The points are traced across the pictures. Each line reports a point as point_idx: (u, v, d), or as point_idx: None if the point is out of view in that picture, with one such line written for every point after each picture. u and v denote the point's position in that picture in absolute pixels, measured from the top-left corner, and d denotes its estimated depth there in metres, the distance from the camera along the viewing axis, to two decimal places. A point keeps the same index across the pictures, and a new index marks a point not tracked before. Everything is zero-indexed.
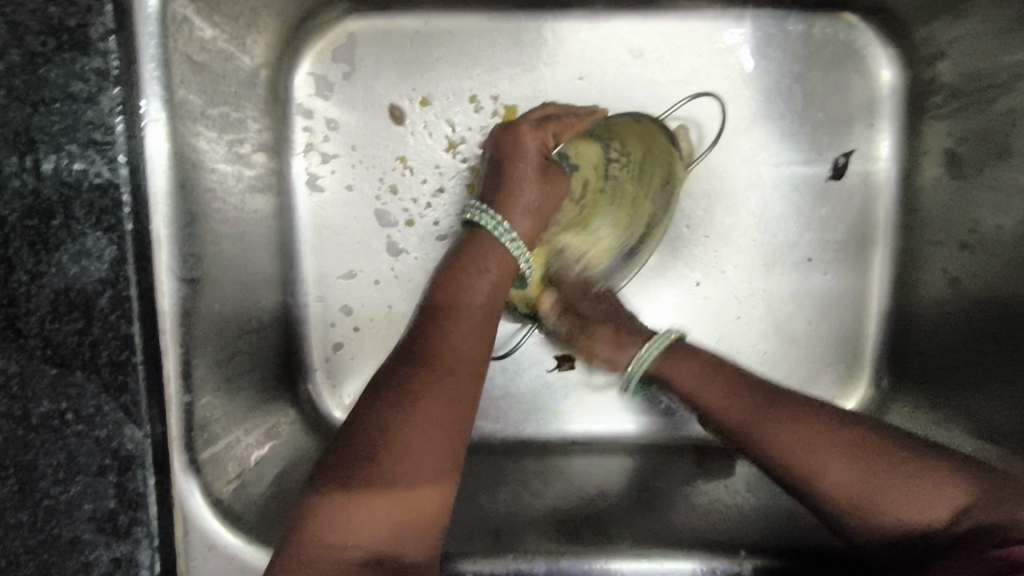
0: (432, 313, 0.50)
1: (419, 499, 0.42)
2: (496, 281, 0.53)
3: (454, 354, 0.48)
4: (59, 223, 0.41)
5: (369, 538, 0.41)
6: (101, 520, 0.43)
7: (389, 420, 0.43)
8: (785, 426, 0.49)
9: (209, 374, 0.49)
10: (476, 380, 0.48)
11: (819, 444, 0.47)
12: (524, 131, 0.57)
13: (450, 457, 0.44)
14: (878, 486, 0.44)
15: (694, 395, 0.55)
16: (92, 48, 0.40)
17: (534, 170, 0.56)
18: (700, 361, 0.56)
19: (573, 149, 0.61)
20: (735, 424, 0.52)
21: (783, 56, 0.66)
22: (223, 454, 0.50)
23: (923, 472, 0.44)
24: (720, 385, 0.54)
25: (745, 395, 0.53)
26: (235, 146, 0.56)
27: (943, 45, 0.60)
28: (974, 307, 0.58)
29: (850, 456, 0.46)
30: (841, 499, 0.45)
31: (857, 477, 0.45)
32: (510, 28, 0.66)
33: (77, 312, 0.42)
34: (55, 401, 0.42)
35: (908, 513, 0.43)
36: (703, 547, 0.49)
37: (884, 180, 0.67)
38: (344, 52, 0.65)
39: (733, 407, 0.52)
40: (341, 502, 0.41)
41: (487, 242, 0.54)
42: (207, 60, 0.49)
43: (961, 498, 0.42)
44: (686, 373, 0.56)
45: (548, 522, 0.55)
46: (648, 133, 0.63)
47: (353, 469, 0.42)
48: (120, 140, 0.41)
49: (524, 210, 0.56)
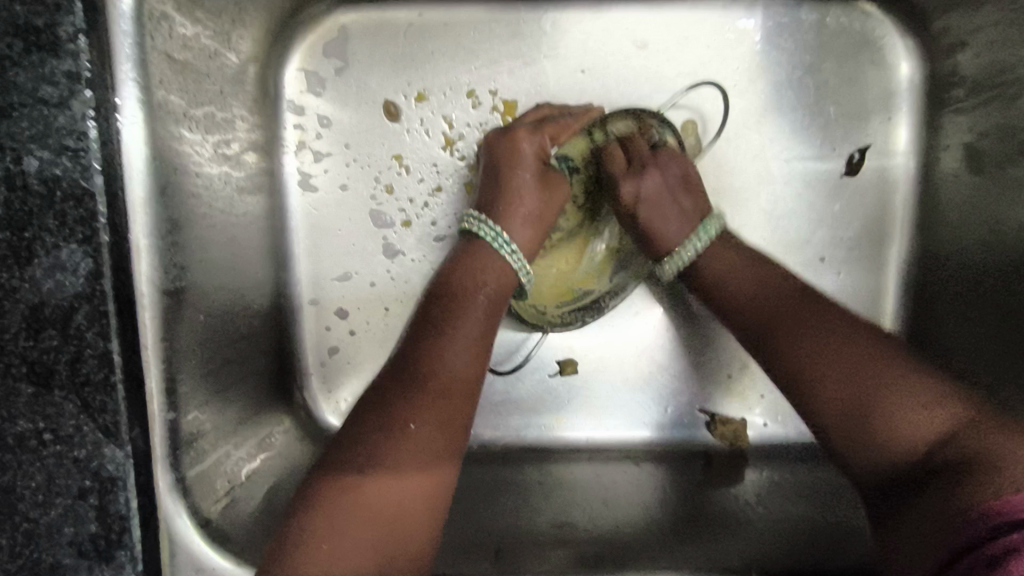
0: (426, 324, 0.50)
1: (404, 523, 0.43)
2: (495, 296, 0.53)
3: (447, 374, 0.48)
4: (31, 235, 0.39)
5: (352, 564, 0.41)
6: (82, 544, 0.41)
7: (378, 442, 0.44)
8: (799, 329, 0.50)
9: (195, 388, 0.47)
10: (467, 401, 0.48)
11: (831, 353, 0.47)
12: (520, 136, 0.58)
13: (438, 481, 0.45)
14: (870, 402, 0.45)
15: (719, 290, 0.56)
16: (61, 49, 0.38)
17: (531, 176, 0.57)
18: (735, 262, 0.56)
19: (568, 149, 0.62)
20: (756, 323, 0.52)
21: (797, 46, 0.63)
22: (212, 470, 0.48)
23: (917, 397, 0.44)
24: (750, 284, 0.54)
25: (772, 296, 0.53)
26: (222, 147, 0.53)
27: (966, 35, 0.57)
28: (994, 310, 0.55)
29: (853, 370, 0.46)
30: (832, 409, 0.46)
31: (854, 390, 0.45)
32: (510, 19, 0.63)
33: (53, 328, 0.39)
34: (32, 422, 0.40)
35: (891, 436, 0.43)
36: (708, 567, 0.47)
37: (900, 176, 0.64)
38: (335, 46, 0.63)
39: (756, 306, 0.53)
40: (324, 527, 0.41)
41: (484, 253, 0.55)
42: (188, 58, 0.47)
43: (953, 430, 0.42)
44: (716, 268, 0.56)
45: (551, 540, 0.53)
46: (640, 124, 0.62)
47: (342, 486, 0.43)
48: (93, 147, 0.38)
49: (524, 218, 0.57)
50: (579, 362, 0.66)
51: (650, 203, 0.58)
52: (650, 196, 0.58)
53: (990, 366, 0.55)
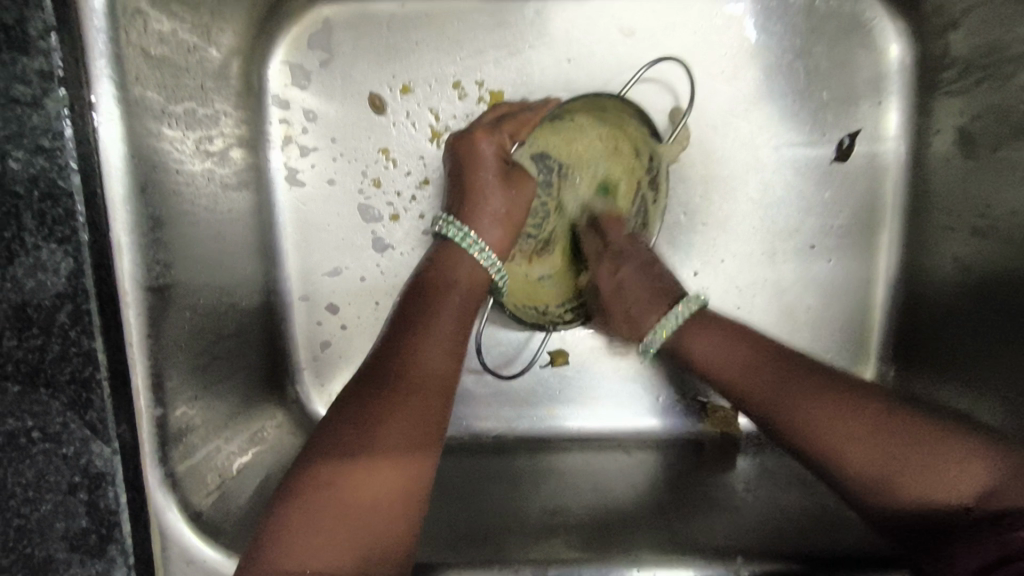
0: (401, 326, 0.52)
1: (381, 519, 0.44)
2: (469, 295, 0.55)
3: (419, 372, 0.49)
4: (10, 235, 0.39)
5: (327, 560, 0.41)
6: (73, 538, 0.42)
7: (352, 438, 0.45)
8: (806, 399, 0.49)
9: (183, 384, 0.47)
10: (443, 398, 0.50)
11: (848, 426, 0.47)
12: (479, 137, 0.58)
13: (412, 477, 0.46)
14: (897, 467, 0.44)
15: (713, 364, 0.54)
16: (32, 47, 0.38)
17: (494, 175, 0.58)
18: (716, 332, 0.55)
19: (540, 144, 0.62)
20: (761, 398, 0.51)
21: (786, 31, 0.62)
22: (202, 464, 0.48)
23: (942, 456, 0.44)
24: (739, 356, 0.53)
25: (768, 368, 0.52)
26: (205, 143, 0.53)
27: (957, 15, 0.56)
28: (986, 296, 0.55)
29: (870, 438, 0.46)
30: (860, 478, 0.46)
31: (884, 461, 0.45)
32: (494, 8, 0.63)
33: (36, 327, 0.40)
34: (20, 419, 0.41)
35: (926, 495, 0.43)
36: (696, 553, 0.47)
37: (890, 162, 0.63)
38: (320, 38, 0.62)
39: (752, 380, 0.52)
40: (299, 522, 0.42)
41: (455, 254, 0.56)
42: (166, 54, 0.47)
43: (985, 483, 0.42)
44: (703, 345, 0.55)
45: (543, 526, 0.53)
46: (599, 108, 0.59)
47: (317, 481, 0.44)
48: (70, 145, 0.39)
49: (492, 217, 0.58)
50: (570, 353, 0.66)
51: (630, 289, 0.59)
52: (629, 280, 0.59)
53: (984, 350, 0.55)
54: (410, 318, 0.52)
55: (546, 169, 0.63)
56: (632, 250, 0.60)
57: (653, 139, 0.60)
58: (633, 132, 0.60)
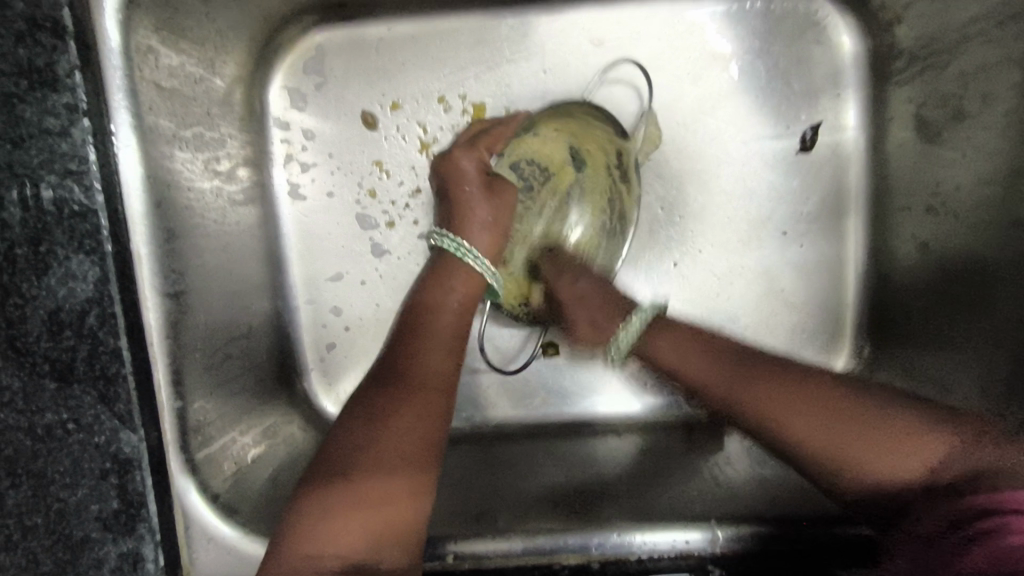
0: (405, 334, 0.56)
1: (390, 508, 0.47)
2: (465, 299, 0.59)
3: (422, 374, 0.54)
4: (45, 249, 0.44)
5: (342, 547, 0.45)
6: (106, 519, 0.46)
7: (362, 435, 0.49)
8: (761, 393, 0.48)
9: (199, 379, 0.52)
10: (446, 396, 0.54)
11: (812, 411, 0.45)
12: (458, 155, 0.63)
13: (418, 467, 0.50)
14: (863, 448, 0.43)
15: (676, 366, 0.53)
16: (61, 84, 0.43)
17: (478, 188, 0.62)
18: (679, 335, 0.54)
19: (516, 153, 0.64)
20: (722, 393, 0.50)
21: (744, 33, 0.67)
22: (218, 454, 0.53)
23: (906, 435, 0.42)
24: (697, 358, 0.52)
25: (726, 366, 0.51)
26: (213, 163, 0.59)
27: (900, 11, 0.60)
28: (945, 271, 0.59)
29: (839, 427, 0.44)
30: (826, 460, 0.44)
31: (847, 443, 0.43)
32: (473, 27, 0.68)
33: (70, 329, 0.45)
34: (57, 413, 0.46)
35: (893, 473, 0.42)
36: (676, 517, 0.52)
37: (852, 150, 0.67)
38: (314, 63, 0.68)
39: (713, 377, 0.51)
40: (315, 514, 0.46)
41: (452, 262, 0.60)
42: (175, 85, 0.52)
43: (949, 452, 0.41)
44: (664, 347, 0.54)
45: (536, 502, 0.57)
46: (565, 113, 0.65)
47: (334, 480, 0.47)
48: (94, 168, 0.44)
49: (480, 226, 0.61)
50: (560, 343, 0.70)
51: (589, 297, 0.59)
52: (587, 288, 0.59)
53: (953, 324, 0.58)
54: (408, 328, 0.57)
55: (525, 176, 0.64)
56: (586, 268, 0.61)
57: (618, 139, 0.66)
58: (601, 134, 0.65)
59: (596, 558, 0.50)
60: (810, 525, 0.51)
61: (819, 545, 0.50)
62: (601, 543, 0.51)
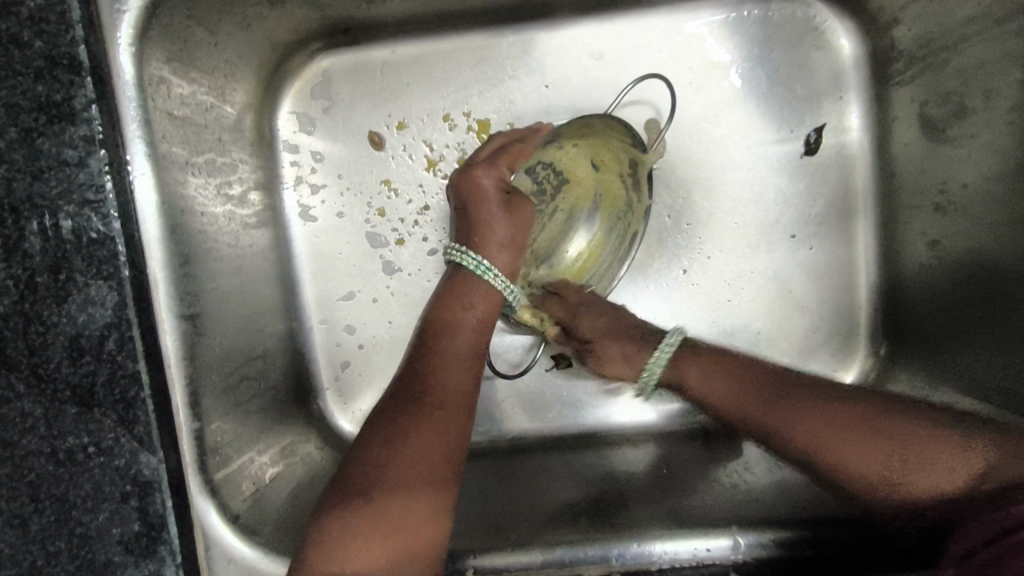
0: (421, 353, 0.57)
1: (413, 527, 0.47)
2: (485, 314, 0.59)
3: (439, 390, 0.54)
4: (64, 277, 0.46)
5: (366, 566, 0.45)
6: (128, 542, 0.47)
7: (381, 454, 0.50)
8: (785, 411, 0.49)
9: (216, 401, 0.53)
10: (463, 412, 0.54)
11: (835, 424, 0.46)
12: (477, 173, 0.61)
13: (438, 482, 0.50)
14: (890, 460, 0.43)
15: (707, 391, 0.55)
16: (77, 118, 0.45)
17: (498, 207, 0.60)
18: (704, 359, 0.56)
19: (532, 157, 0.64)
20: (749, 414, 0.51)
21: (743, 40, 0.67)
22: (237, 473, 0.54)
23: (932, 447, 0.42)
24: (727, 378, 0.54)
25: (755, 386, 0.52)
26: (225, 188, 0.60)
27: (897, 12, 0.60)
28: (954, 268, 0.59)
29: (863, 441, 0.44)
30: (856, 474, 0.45)
31: (872, 455, 0.44)
32: (473, 47, 0.69)
33: (89, 355, 0.46)
34: (78, 437, 0.47)
35: (921, 479, 0.42)
36: (698, 525, 0.52)
37: (858, 152, 0.67)
38: (321, 88, 0.69)
39: (742, 394, 0.53)
40: (336, 534, 0.46)
41: (470, 280, 0.59)
42: (187, 113, 0.54)
43: (978, 464, 0.41)
44: (699, 372, 0.56)
45: (556, 515, 0.56)
46: (585, 125, 0.65)
47: (352, 497, 0.48)
48: (111, 197, 0.45)
49: (499, 245, 0.59)
50: None
51: (612, 336, 0.61)
52: (607, 327, 0.61)
53: (967, 325, 0.58)
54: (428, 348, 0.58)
55: (540, 180, 0.64)
56: (599, 304, 0.62)
57: (634, 149, 0.65)
58: (617, 145, 0.64)
59: (617, 569, 0.50)
60: (840, 529, 0.50)
61: (845, 553, 0.49)
62: (621, 554, 0.50)
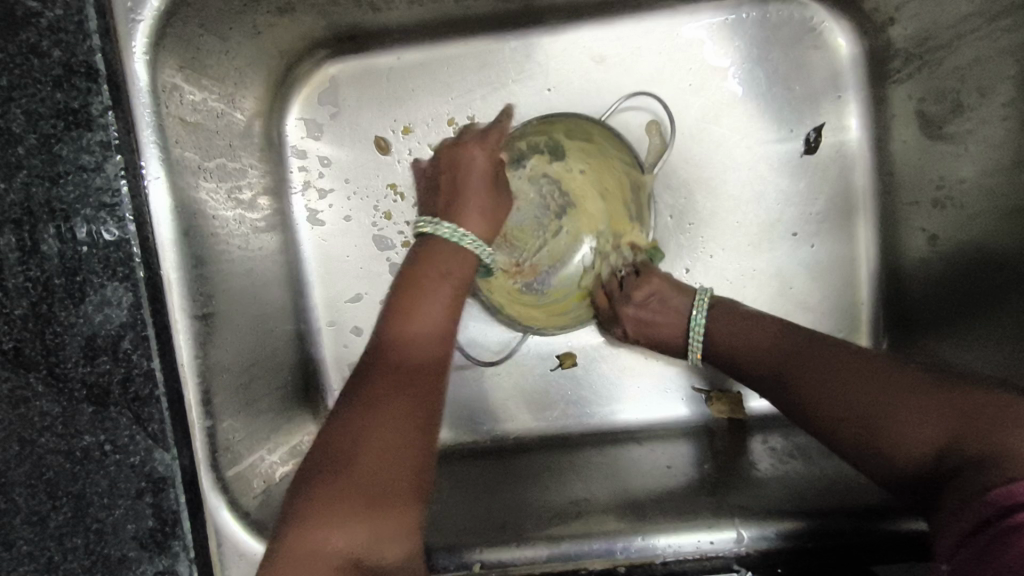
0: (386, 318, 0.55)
1: (388, 501, 0.47)
2: (456, 282, 0.57)
3: (409, 358, 0.53)
4: (81, 279, 0.47)
5: (344, 540, 0.45)
6: (142, 537, 0.48)
7: (355, 426, 0.48)
8: (802, 369, 0.53)
9: (228, 400, 0.54)
10: (435, 377, 0.53)
11: (840, 384, 0.49)
12: (469, 145, 0.63)
13: (417, 453, 0.49)
14: (879, 422, 0.45)
15: (735, 350, 0.59)
16: (94, 123, 0.46)
17: (485, 174, 0.62)
18: (739, 319, 0.60)
19: (537, 167, 0.67)
20: (770, 369, 0.55)
21: (742, 42, 0.68)
22: (248, 471, 0.55)
23: (918, 414, 0.44)
24: (756, 336, 0.58)
25: (779, 345, 0.56)
26: (236, 192, 0.61)
27: (893, 11, 0.61)
28: (953, 261, 0.60)
29: (860, 403, 0.47)
30: (847, 433, 0.48)
31: (864, 415, 0.46)
32: (477, 52, 0.70)
33: (105, 353, 0.47)
34: (94, 435, 0.48)
35: (900, 445, 0.44)
36: (702, 519, 0.52)
37: (857, 150, 0.68)
38: (328, 94, 0.71)
39: (766, 350, 0.56)
40: (314, 511, 0.45)
41: (444, 251, 0.58)
42: (199, 120, 0.55)
43: (952, 437, 0.41)
44: (730, 333, 0.59)
45: (560, 512, 0.57)
46: (586, 134, 0.66)
47: (326, 473, 0.47)
48: (126, 200, 0.46)
49: (481, 209, 0.61)
50: (578, 355, 0.70)
51: (650, 325, 0.63)
52: (643, 320, 0.63)
53: (965, 315, 0.59)
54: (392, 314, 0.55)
55: (544, 194, 0.68)
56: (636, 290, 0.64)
57: (637, 168, 0.66)
58: (618, 162, 0.66)
59: (621, 562, 0.51)
60: (840, 522, 0.51)
61: (842, 544, 0.50)
62: (626, 547, 0.51)
